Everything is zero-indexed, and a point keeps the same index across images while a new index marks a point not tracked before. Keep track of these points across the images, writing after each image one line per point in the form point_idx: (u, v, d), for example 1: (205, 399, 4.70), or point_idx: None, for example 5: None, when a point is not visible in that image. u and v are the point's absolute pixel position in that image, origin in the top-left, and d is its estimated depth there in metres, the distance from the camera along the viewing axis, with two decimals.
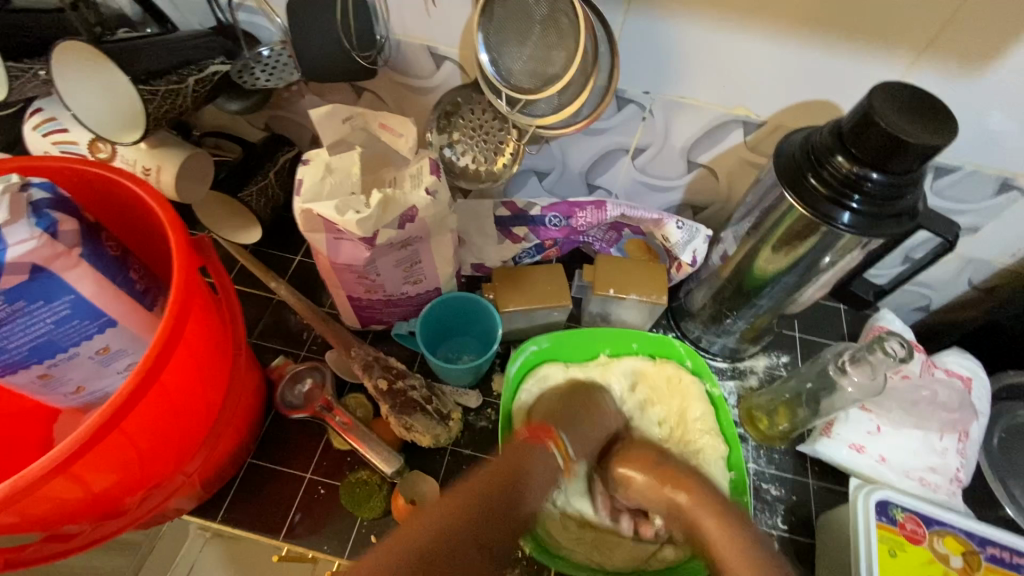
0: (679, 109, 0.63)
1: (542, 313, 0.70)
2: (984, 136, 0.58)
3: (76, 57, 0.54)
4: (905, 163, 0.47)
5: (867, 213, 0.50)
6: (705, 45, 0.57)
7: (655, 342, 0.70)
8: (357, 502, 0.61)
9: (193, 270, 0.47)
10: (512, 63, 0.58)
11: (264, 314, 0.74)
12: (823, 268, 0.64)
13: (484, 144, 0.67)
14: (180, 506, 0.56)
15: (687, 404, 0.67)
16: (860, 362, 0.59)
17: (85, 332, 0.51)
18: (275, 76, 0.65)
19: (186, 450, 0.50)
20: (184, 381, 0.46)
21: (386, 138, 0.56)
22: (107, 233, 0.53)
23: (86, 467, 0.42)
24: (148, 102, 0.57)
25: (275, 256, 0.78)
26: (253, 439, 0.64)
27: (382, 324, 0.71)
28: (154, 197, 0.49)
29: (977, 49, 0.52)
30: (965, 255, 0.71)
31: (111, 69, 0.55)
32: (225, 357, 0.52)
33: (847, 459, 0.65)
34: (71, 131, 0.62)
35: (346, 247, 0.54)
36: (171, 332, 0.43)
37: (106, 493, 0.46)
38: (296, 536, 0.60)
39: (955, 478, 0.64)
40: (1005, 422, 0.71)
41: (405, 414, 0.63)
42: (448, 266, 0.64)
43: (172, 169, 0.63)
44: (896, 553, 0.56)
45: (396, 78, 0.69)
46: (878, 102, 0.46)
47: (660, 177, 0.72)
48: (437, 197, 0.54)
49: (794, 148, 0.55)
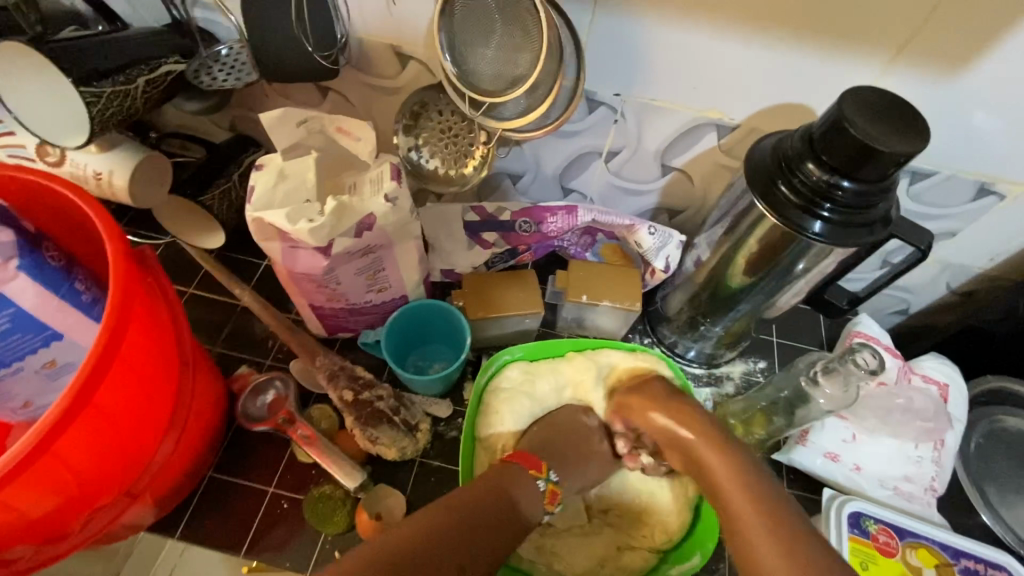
0: (651, 112, 0.61)
1: (514, 320, 0.69)
2: (964, 137, 0.57)
3: (13, 55, 0.51)
4: (875, 171, 0.45)
5: (837, 222, 0.48)
6: (675, 45, 0.55)
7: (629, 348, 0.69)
8: (322, 517, 0.59)
9: (133, 282, 0.45)
10: (477, 63, 0.56)
11: (228, 321, 0.72)
12: (798, 275, 0.62)
13: (452, 147, 0.65)
14: (134, 524, 0.54)
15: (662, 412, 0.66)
16: (832, 372, 0.58)
17: (28, 346, 0.49)
18: (233, 75, 0.62)
19: (134, 468, 0.48)
20: (125, 399, 0.44)
21: (344, 142, 0.54)
22: (50, 243, 0.51)
23: (15, 493, 0.40)
24: (92, 105, 0.54)
25: (241, 261, 0.76)
26: (212, 453, 0.62)
27: (349, 332, 0.69)
28: (92, 206, 0.47)
29: (951, 51, 0.50)
30: (943, 259, 0.71)
31: (51, 72, 0.52)
32: (173, 371, 0.50)
33: (823, 468, 0.64)
34: (18, 135, 0.60)
35: (303, 256, 0.52)
36: (105, 351, 0.41)
37: (43, 517, 0.44)
38: (258, 552, 0.58)
39: (930, 488, 0.63)
40: (984, 427, 0.70)
41: (370, 426, 0.61)
42: (415, 273, 0.62)
43: (124, 173, 0.61)
44: (869, 567, 0.55)
45: (361, 78, 0.66)
46: (846, 108, 0.45)
47: (634, 181, 0.70)
48: (398, 204, 0.53)
49: (764, 154, 0.53)
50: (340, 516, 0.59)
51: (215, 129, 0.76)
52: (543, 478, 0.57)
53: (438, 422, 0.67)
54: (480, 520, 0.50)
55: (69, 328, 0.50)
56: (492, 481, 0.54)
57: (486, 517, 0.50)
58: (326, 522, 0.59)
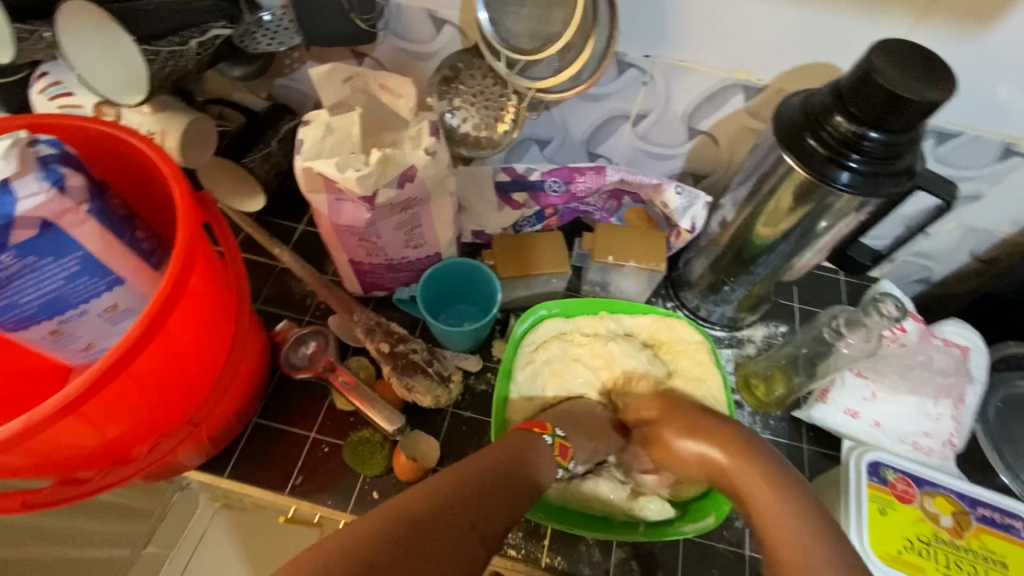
0: (679, 73, 0.63)
1: (542, 280, 0.72)
2: (991, 98, 0.58)
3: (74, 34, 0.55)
4: (903, 121, 0.46)
5: (864, 173, 0.50)
6: (705, 4, 0.56)
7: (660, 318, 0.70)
8: (361, 459, 0.63)
9: (197, 224, 0.48)
10: (512, 23, 0.58)
11: (268, 280, 0.75)
12: (820, 234, 0.64)
13: (485, 110, 0.67)
14: (188, 460, 0.58)
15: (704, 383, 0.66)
16: (855, 325, 0.60)
17: (94, 289, 0.52)
18: (277, 41, 0.64)
19: (192, 399, 0.52)
20: (189, 331, 0.48)
21: (386, 100, 0.57)
22: (113, 192, 0.54)
23: (96, 410, 0.43)
24: (151, 63, 0.58)
25: (278, 224, 0.79)
26: (258, 399, 0.66)
27: (384, 290, 0.72)
28: (157, 155, 0.50)
29: (978, 9, 0.51)
30: (966, 224, 0.71)
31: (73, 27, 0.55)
32: (229, 311, 0.54)
33: (841, 424, 0.66)
34: (75, 95, 0.63)
35: (347, 208, 0.55)
36: (176, 283, 0.44)
37: (116, 437, 0.48)
38: (300, 494, 0.62)
39: (949, 443, 0.64)
40: (1003, 392, 0.71)
41: (406, 375, 0.65)
42: (449, 230, 0.64)
43: (176, 136, 0.64)
44: (887, 512, 0.57)
45: (397, 44, 0.68)
46: (877, 59, 0.46)
47: (660, 145, 0.72)
48: (437, 158, 0.55)
49: (794, 109, 0.54)
50: (377, 460, 0.63)
51: (253, 98, 0.78)
52: (549, 433, 0.58)
53: (469, 375, 0.70)
54: (505, 478, 0.50)
55: (130, 274, 0.53)
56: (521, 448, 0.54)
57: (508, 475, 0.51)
58: (365, 464, 0.63)
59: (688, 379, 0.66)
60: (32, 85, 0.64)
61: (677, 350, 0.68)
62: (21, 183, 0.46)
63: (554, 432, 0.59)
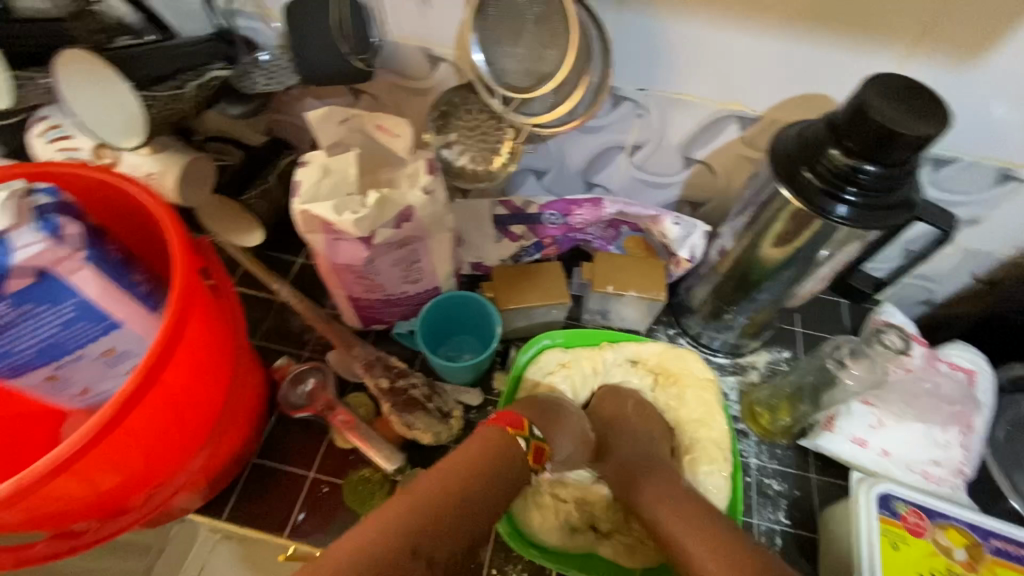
0: (674, 106, 0.63)
1: (541, 311, 0.71)
2: (986, 124, 0.58)
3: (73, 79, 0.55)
4: (898, 155, 0.47)
5: (861, 206, 0.50)
6: (698, 40, 0.57)
7: (659, 353, 0.69)
8: (361, 500, 0.62)
9: (194, 272, 0.48)
10: (506, 62, 0.59)
11: (267, 316, 0.75)
12: (820, 262, 0.63)
13: (482, 143, 0.68)
14: (185, 505, 0.57)
15: (711, 417, 0.65)
16: (859, 356, 0.60)
17: (90, 334, 0.52)
18: (275, 80, 0.66)
19: (189, 447, 0.52)
20: (186, 381, 0.48)
21: (382, 139, 0.58)
22: (111, 237, 0.54)
23: (91, 465, 0.43)
24: (149, 108, 0.58)
25: (277, 258, 0.79)
26: (256, 439, 0.65)
27: (383, 324, 0.71)
28: (156, 202, 0.50)
29: (968, 42, 0.52)
30: (966, 247, 0.71)
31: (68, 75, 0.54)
32: (227, 355, 0.53)
33: (849, 453, 0.65)
34: (74, 138, 0.63)
35: (345, 247, 0.55)
36: (173, 334, 0.44)
37: (111, 488, 0.47)
38: (301, 535, 0.61)
39: (959, 471, 0.63)
40: (1012, 415, 0.69)
41: (406, 412, 0.64)
42: (447, 264, 0.64)
43: (174, 175, 0.63)
44: (899, 547, 0.55)
45: (394, 81, 0.69)
46: (868, 94, 0.46)
47: (657, 174, 0.72)
48: (434, 196, 0.55)
49: (789, 142, 0.55)
50: (378, 500, 0.62)
51: (252, 134, 0.79)
52: (525, 437, 0.55)
53: (470, 410, 0.69)
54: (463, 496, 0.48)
55: (128, 319, 0.53)
56: (487, 451, 0.52)
57: (466, 490, 0.48)
58: (366, 505, 0.62)
59: (693, 414, 0.66)
60: (31, 128, 0.64)
61: (683, 385, 0.67)
62: (17, 235, 0.45)
63: (531, 434, 0.55)
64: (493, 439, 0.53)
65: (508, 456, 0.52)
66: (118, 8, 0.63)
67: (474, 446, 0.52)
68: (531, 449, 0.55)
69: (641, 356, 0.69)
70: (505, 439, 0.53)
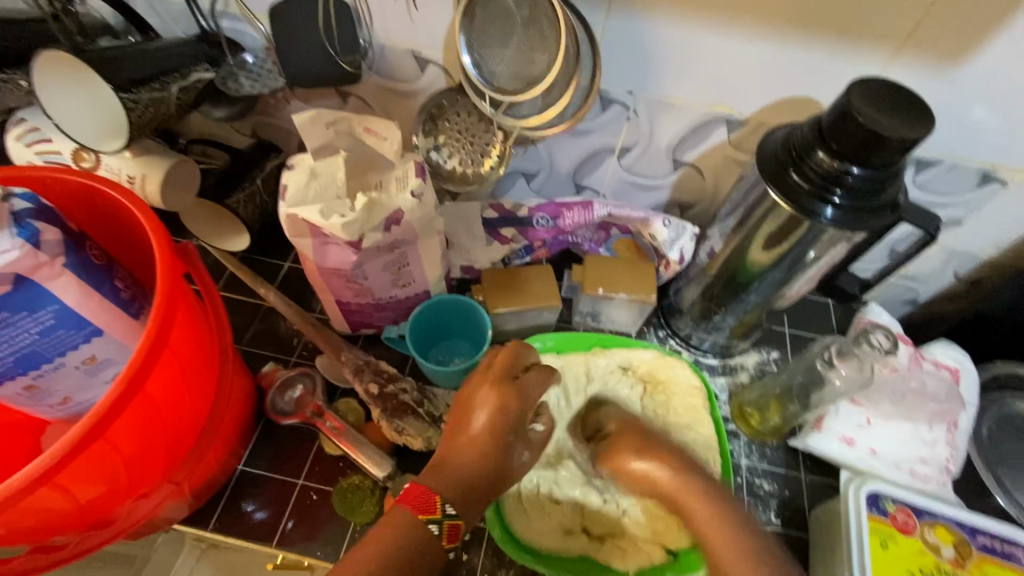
0: (662, 109, 0.64)
1: (532, 313, 0.70)
2: (966, 128, 0.59)
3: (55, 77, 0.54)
4: (884, 157, 0.47)
5: (848, 207, 0.50)
6: (686, 43, 0.57)
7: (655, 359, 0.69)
8: (350, 507, 0.61)
9: (177, 278, 0.47)
10: (496, 64, 0.58)
11: (253, 321, 0.74)
12: (808, 263, 0.64)
13: (471, 146, 0.67)
14: (170, 516, 0.56)
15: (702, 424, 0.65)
16: (847, 355, 0.61)
17: (71, 342, 0.50)
18: (260, 83, 0.66)
19: (174, 456, 0.51)
20: (170, 389, 0.47)
21: (370, 142, 0.57)
22: (92, 242, 0.52)
23: (71, 477, 0.42)
24: (131, 111, 0.56)
25: (264, 262, 0.78)
26: (243, 446, 0.64)
27: (373, 328, 0.70)
28: (138, 206, 0.49)
29: (950, 47, 0.53)
30: (949, 247, 0.72)
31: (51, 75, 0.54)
32: (212, 362, 0.52)
33: (838, 452, 0.65)
34: (54, 141, 0.62)
35: (333, 251, 0.55)
36: (156, 342, 0.43)
37: (93, 500, 0.46)
38: (289, 544, 0.60)
39: (945, 469, 0.64)
40: (995, 412, 0.71)
41: (397, 417, 0.63)
42: (437, 267, 0.64)
43: (157, 177, 0.63)
44: (888, 545, 0.56)
45: (382, 83, 0.69)
46: (854, 97, 0.47)
47: (646, 176, 0.73)
48: (423, 200, 0.55)
49: (777, 144, 0.55)
50: (368, 506, 0.61)
51: (237, 137, 0.78)
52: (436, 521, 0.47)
53: None
54: None
55: (109, 325, 0.52)
56: (390, 541, 0.45)
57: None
58: (355, 512, 0.61)
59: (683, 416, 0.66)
60: (9, 131, 0.62)
61: (671, 392, 0.67)
62: None
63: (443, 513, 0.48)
64: (394, 528, 0.46)
65: (414, 546, 0.46)
66: (101, 9, 0.63)
67: (379, 535, 0.46)
68: (443, 530, 0.48)
69: (634, 361, 0.69)
70: (409, 524, 0.46)
